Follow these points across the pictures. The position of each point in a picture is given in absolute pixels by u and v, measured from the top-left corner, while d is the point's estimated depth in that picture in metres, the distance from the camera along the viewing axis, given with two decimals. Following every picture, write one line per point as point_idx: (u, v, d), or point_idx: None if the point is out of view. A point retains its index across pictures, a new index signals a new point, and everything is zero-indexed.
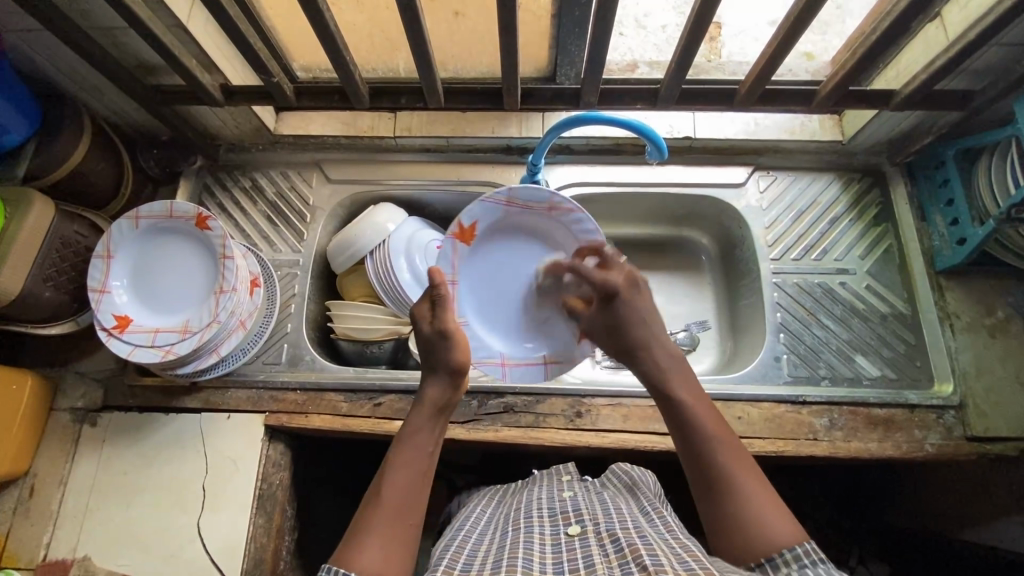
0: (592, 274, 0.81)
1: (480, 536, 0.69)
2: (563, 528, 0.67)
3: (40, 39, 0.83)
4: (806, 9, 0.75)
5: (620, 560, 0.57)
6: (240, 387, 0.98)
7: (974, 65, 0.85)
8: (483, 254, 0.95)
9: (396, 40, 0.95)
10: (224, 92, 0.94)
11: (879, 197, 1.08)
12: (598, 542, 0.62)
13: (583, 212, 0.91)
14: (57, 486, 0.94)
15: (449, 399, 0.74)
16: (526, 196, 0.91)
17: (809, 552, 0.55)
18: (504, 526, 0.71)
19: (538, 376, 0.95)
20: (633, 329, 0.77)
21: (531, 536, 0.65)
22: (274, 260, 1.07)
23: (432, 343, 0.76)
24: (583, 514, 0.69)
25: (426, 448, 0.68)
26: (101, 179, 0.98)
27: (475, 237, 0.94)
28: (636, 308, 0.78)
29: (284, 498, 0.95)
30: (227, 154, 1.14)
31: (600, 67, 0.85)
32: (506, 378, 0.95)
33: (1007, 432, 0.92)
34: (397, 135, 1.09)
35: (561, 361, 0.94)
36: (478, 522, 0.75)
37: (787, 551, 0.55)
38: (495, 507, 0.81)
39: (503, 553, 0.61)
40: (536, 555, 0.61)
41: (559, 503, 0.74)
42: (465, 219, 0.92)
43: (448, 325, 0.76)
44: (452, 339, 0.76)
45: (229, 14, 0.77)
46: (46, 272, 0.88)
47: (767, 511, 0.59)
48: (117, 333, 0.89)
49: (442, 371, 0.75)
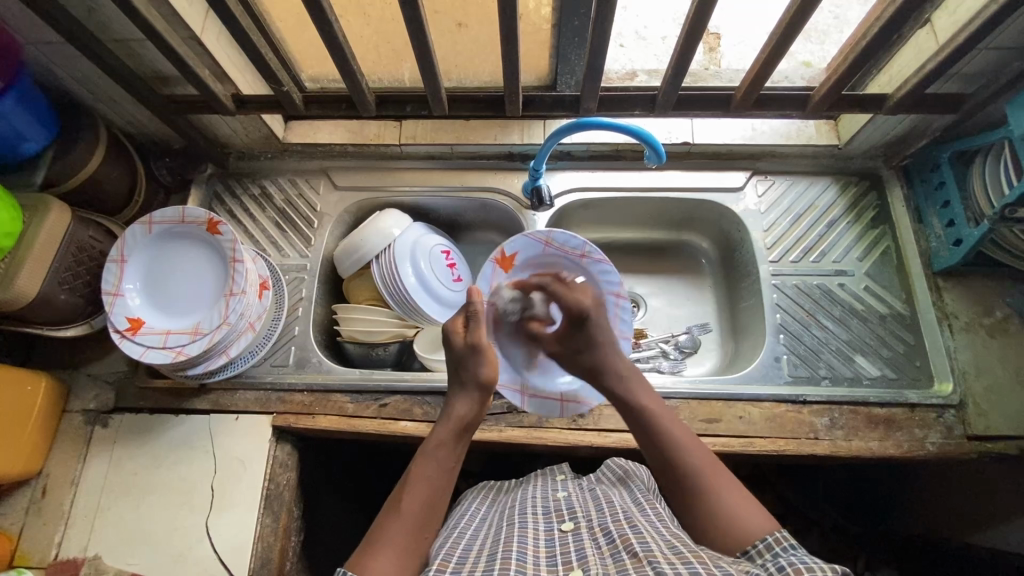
0: (561, 296, 0.87)
1: (476, 532, 0.71)
2: (556, 524, 0.68)
3: (59, 51, 0.86)
4: (798, 17, 0.77)
5: (612, 550, 0.60)
6: (248, 389, 1.00)
7: (964, 70, 0.87)
8: (517, 284, 1.00)
9: (401, 51, 0.98)
10: (235, 102, 0.97)
11: (876, 200, 1.09)
12: (591, 536, 0.64)
13: (609, 264, 0.96)
14: (69, 486, 0.95)
15: (474, 414, 0.75)
16: (563, 239, 0.96)
17: (780, 540, 0.57)
18: (499, 522, 0.72)
19: (556, 411, 0.96)
20: (597, 352, 0.82)
21: (525, 531, 0.66)
22: (282, 265, 1.09)
23: (464, 358, 0.78)
24: (576, 512, 0.70)
25: (446, 463, 0.70)
26: (116, 186, 1.01)
27: (513, 267, 0.99)
28: (601, 326, 0.85)
29: (290, 499, 0.96)
30: (237, 162, 1.17)
31: (599, 75, 0.88)
32: (523, 407, 0.96)
33: (1008, 431, 0.92)
34: (402, 143, 1.12)
35: (580, 399, 0.96)
36: (473, 520, 0.76)
37: (759, 542, 0.58)
38: (490, 505, 0.82)
39: (497, 547, 0.63)
40: (530, 548, 0.62)
41: (552, 501, 0.76)
42: (507, 248, 0.97)
43: (478, 340, 0.79)
44: (483, 354, 0.78)
45: (242, 27, 0.80)
46: (61, 276, 0.91)
47: (736, 502, 0.62)
48: (130, 335, 0.91)
49: (471, 386, 0.77)
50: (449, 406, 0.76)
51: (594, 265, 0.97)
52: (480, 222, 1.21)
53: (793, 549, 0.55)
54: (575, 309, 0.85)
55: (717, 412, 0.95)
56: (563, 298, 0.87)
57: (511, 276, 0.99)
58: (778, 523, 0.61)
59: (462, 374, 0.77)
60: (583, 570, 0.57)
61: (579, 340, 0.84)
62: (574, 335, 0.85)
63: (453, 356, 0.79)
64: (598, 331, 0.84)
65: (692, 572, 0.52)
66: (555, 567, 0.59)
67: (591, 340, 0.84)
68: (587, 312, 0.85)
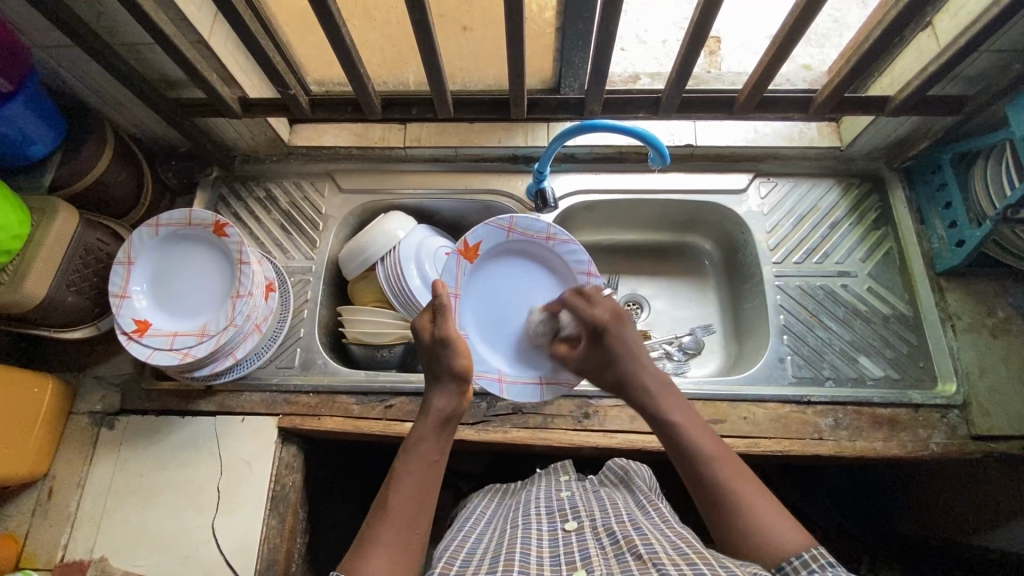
0: (580, 313, 0.86)
1: (481, 534, 0.71)
2: (560, 524, 0.69)
3: (68, 55, 0.87)
4: (800, 20, 0.78)
5: (615, 551, 0.60)
6: (253, 390, 1.00)
7: (966, 72, 0.88)
8: (482, 273, 0.99)
9: (407, 55, 0.99)
10: (242, 105, 0.98)
11: (878, 202, 1.10)
12: (594, 536, 0.64)
13: (577, 244, 0.99)
14: (76, 488, 0.96)
15: (453, 406, 0.75)
16: (526, 224, 0.98)
17: (817, 557, 0.56)
18: (504, 524, 0.72)
19: (535, 395, 0.96)
20: (625, 366, 0.80)
21: (529, 532, 0.67)
22: (287, 267, 1.10)
23: (434, 351, 0.79)
24: (580, 512, 0.71)
25: (430, 457, 0.70)
26: (122, 189, 1.02)
27: (478, 256, 0.98)
28: (621, 338, 0.82)
29: (296, 500, 0.96)
30: (242, 165, 1.18)
31: (603, 78, 0.88)
32: (504, 393, 0.95)
33: (1012, 431, 0.93)
34: (407, 146, 1.13)
35: (556, 382, 0.97)
36: (478, 522, 0.76)
37: (797, 560, 0.57)
38: (495, 508, 0.82)
39: (501, 548, 0.63)
40: (533, 549, 0.62)
41: (556, 501, 0.76)
42: (470, 238, 0.96)
43: (448, 331, 0.79)
44: (453, 345, 0.78)
45: (251, 30, 0.81)
46: (69, 278, 0.92)
47: (775, 522, 0.61)
48: (137, 336, 0.91)
49: (446, 379, 0.77)
50: (426, 401, 0.76)
51: (560, 247, 0.99)
52: (483, 224, 1.22)
53: (831, 568, 0.55)
54: (592, 325, 0.84)
55: (721, 413, 0.96)
56: (584, 315, 0.85)
57: (473, 265, 0.98)
58: (811, 536, 0.60)
59: (439, 366, 0.78)
60: (587, 570, 0.58)
61: (603, 353, 0.83)
62: (594, 349, 0.84)
63: (427, 352, 0.80)
64: (618, 345, 0.82)
65: (697, 573, 0.52)
66: (558, 566, 0.60)
67: (613, 352, 0.82)
68: (602, 326, 0.83)
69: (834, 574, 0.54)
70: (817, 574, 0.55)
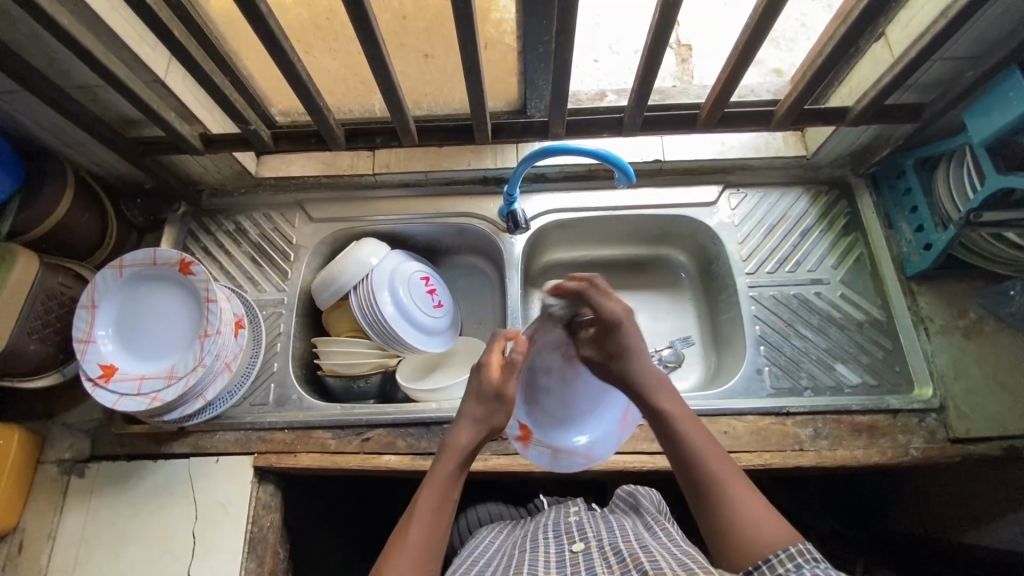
0: (599, 302, 0.75)
1: (488, 560, 0.72)
2: (568, 546, 0.69)
3: (20, 100, 0.85)
4: (753, 38, 0.78)
5: (622, 568, 0.59)
6: (227, 430, 0.98)
7: (922, 79, 0.89)
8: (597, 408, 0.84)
9: (369, 83, 0.99)
10: (204, 141, 0.97)
11: (847, 208, 1.11)
12: (601, 556, 0.64)
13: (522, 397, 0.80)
14: (46, 541, 0.93)
15: (477, 446, 0.73)
16: (563, 457, 0.82)
17: (802, 552, 0.56)
18: (512, 551, 0.73)
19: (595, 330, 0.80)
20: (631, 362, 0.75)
21: (537, 555, 0.67)
22: (259, 300, 1.08)
23: (486, 398, 0.74)
24: (587, 533, 0.71)
25: (451, 496, 0.69)
26: (85, 231, 1.00)
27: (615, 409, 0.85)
28: (637, 337, 0.76)
29: (275, 541, 0.94)
30: (209, 199, 1.16)
31: (564, 103, 0.89)
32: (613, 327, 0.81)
33: (990, 432, 0.93)
34: (376, 172, 1.14)
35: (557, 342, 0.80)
36: (487, 550, 0.77)
37: (782, 552, 0.57)
38: (504, 536, 0.84)
39: (510, 569, 0.64)
40: (541, 569, 0.63)
41: (564, 526, 0.76)
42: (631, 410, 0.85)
43: (508, 388, 0.74)
44: (507, 401, 0.74)
45: (203, 69, 0.80)
46: (30, 326, 0.90)
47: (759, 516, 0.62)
48: (103, 382, 0.90)
49: (483, 422, 0.74)
50: (450, 434, 0.74)
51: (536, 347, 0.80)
52: (458, 246, 1.21)
53: (815, 562, 0.55)
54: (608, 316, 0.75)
55: None
56: (597, 304, 0.75)
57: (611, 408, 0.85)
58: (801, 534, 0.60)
59: (489, 409, 0.74)
60: None
61: (619, 351, 0.75)
62: (607, 342, 0.75)
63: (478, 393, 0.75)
64: (632, 340, 0.75)
65: None
66: None
67: (626, 349, 0.75)
68: (621, 323, 0.74)
69: (815, 567, 0.54)
70: (800, 567, 0.54)
